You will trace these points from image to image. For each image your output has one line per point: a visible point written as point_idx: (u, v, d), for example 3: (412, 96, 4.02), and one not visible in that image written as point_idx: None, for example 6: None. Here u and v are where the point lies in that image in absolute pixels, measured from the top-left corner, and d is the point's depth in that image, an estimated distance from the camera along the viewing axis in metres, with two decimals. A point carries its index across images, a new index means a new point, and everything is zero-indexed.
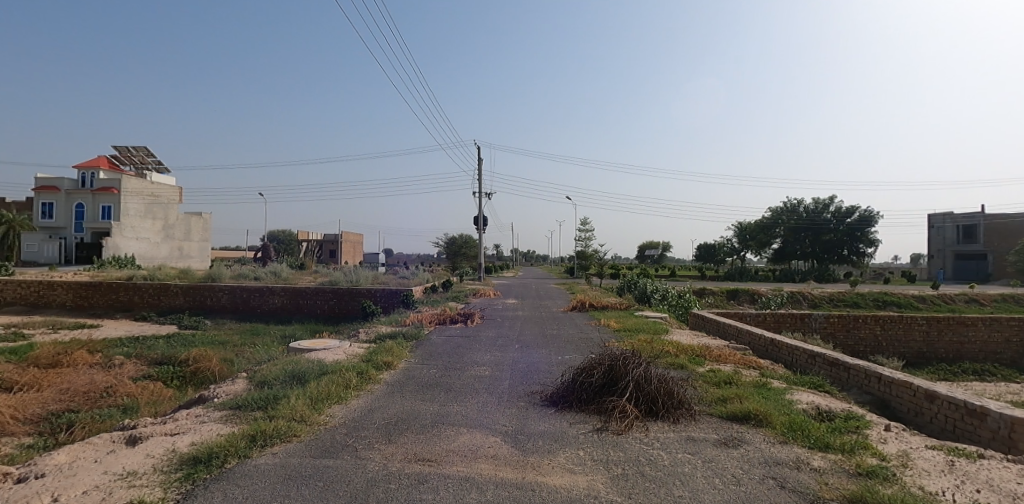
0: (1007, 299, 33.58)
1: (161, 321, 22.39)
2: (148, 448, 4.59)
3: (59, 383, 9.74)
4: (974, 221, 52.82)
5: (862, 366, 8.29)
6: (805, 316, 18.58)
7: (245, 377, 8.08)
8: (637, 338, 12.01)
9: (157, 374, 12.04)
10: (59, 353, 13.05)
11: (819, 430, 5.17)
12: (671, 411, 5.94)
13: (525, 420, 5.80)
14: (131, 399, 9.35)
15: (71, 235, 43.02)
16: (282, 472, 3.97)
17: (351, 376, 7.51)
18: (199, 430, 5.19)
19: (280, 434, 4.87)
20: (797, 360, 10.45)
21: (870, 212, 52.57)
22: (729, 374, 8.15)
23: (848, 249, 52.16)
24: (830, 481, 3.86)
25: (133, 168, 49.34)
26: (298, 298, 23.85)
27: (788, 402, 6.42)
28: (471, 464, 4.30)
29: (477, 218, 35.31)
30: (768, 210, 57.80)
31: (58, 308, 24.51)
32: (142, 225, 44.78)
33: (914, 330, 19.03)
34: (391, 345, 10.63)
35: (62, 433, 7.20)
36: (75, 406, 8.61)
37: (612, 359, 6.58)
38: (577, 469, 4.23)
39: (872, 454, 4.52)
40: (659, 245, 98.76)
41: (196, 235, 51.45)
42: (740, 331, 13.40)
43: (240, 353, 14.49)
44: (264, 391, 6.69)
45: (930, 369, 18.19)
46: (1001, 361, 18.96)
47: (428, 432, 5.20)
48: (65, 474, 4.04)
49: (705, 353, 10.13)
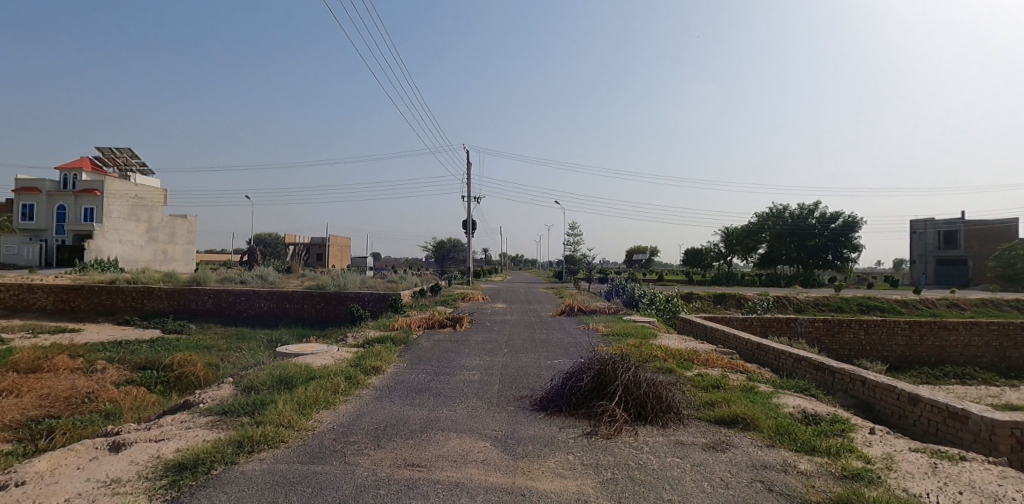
0: (987, 304, 34.28)
1: (145, 325, 22.03)
2: (133, 455, 4.52)
3: (39, 389, 9.52)
4: (954, 227, 53.69)
5: (848, 370, 8.39)
6: (792, 320, 18.79)
7: (232, 381, 7.94)
8: (626, 342, 12.06)
9: (141, 379, 11.85)
10: (39, 358, 12.78)
11: (805, 433, 5.24)
12: (659, 414, 5.98)
13: (514, 425, 5.80)
14: (114, 404, 9.19)
15: (52, 238, 42.18)
16: (270, 478, 3.93)
17: (340, 381, 7.46)
18: (184, 436, 5.10)
19: (267, 439, 4.82)
20: (783, 365, 10.58)
21: (854, 218, 53.43)
22: (717, 378, 8.24)
23: (833, 254, 53.11)
24: (818, 484, 3.90)
25: (116, 170, 48.55)
26: (285, 302, 23.58)
27: (775, 406, 6.51)
28: (461, 469, 4.28)
29: (466, 222, 35.16)
30: (754, 216, 58.61)
31: (38, 312, 24.03)
32: (125, 228, 44.01)
33: (897, 334, 19.27)
34: (380, 350, 10.57)
35: (41, 440, 7.07)
36: (57, 412, 8.44)
37: (602, 363, 6.59)
38: (567, 474, 4.23)
39: (857, 456, 4.60)
40: (647, 250, 100.09)
41: (182, 238, 50.74)
42: (728, 335, 13.53)
43: (226, 358, 14.30)
44: (250, 396, 6.61)
45: (913, 373, 18.53)
46: (981, 365, 19.40)
47: (417, 438, 5.17)
48: (48, 481, 3.96)
49: (693, 357, 10.22)
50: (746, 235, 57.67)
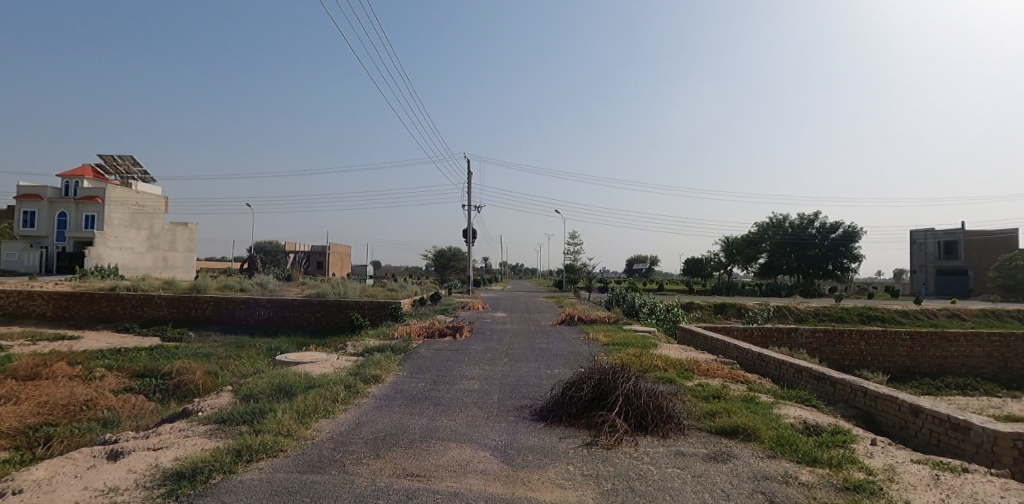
0: (988, 314, 34.25)
1: (145, 332, 21.96)
2: (131, 463, 4.51)
3: (37, 396, 9.49)
4: (954, 237, 53.92)
5: (849, 381, 8.37)
6: (793, 331, 18.73)
7: (230, 390, 7.90)
8: (626, 352, 11.99)
9: (140, 386, 11.81)
10: (37, 365, 12.73)
11: (807, 444, 5.21)
12: (660, 425, 5.95)
13: (514, 434, 5.78)
14: (112, 412, 9.15)
15: (53, 244, 42.25)
16: (268, 486, 3.92)
17: (339, 390, 7.43)
18: (183, 444, 5.09)
19: (266, 448, 4.80)
20: (784, 375, 10.53)
21: (854, 227, 53.53)
22: (717, 388, 8.19)
23: (833, 264, 53.11)
24: (819, 496, 3.87)
25: (118, 177, 48.77)
26: (285, 310, 23.54)
27: (776, 417, 6.47)
28: (460, 479, 4.26)
29: (466, 231, 35.15)
30: (754, 225, 58.59)
31: (38, 318, 24.01)
32: (126, 235, 44.05)
33: (898, 345, 19.21)
34: (380, 359, 10.52)
35: (40, 447, 7.05)
36: (55, 419, 8.40)
37: (602, 373, 6.57)
38: (567, 484, 4.21)
39: (859, 468, 4.56)
40: (647, 259, 100.54)
41: (182, 245, 50.76)
42: (728, 346, 13.46)
43: (225, 365, 14.25)
44: (249, 404, 6.59)
45: (915, 384, 18.43)
46: (983, 376, 19.33)
47: (417, 447, 5.14)
48: (46, 489, 3.95)
49: (694, 367, 10.18)
50: (746, 245, 57.58)
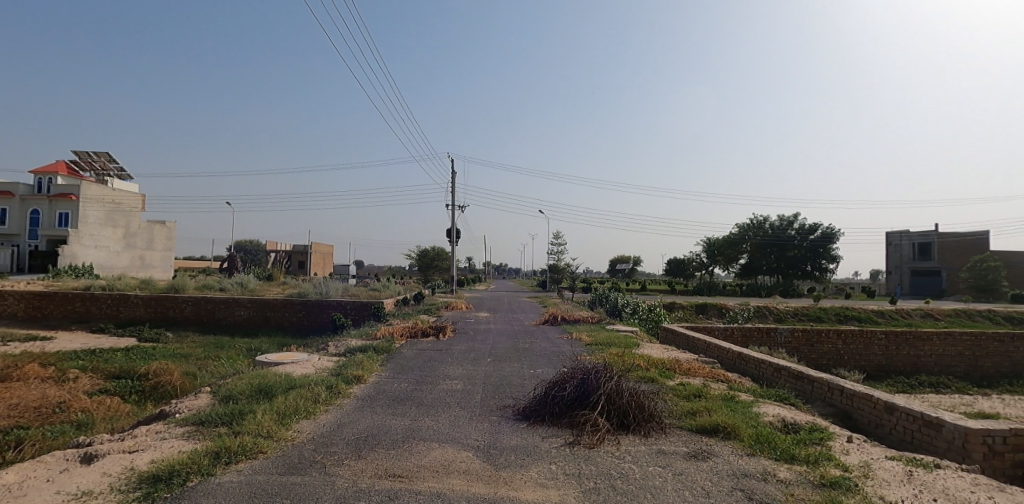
0: (960, 314, 35.23)
1: (120, 332, 21.47)
2: (105, 466, 4.41)
3: (7, 398, 9.24)
4: (928, 238, 55.38)
5: (826, 379, 8.56)
6: (772, 330, 19.05)
7: (209, 391, 7.76)
8: (609, 352, 12.06)
9: (115, 388, 11.54)
10: (6, 366, 12.37)
11: (784, 442, 5.32)
12: (642, 423, 6.03)
13: (497, 434, 5.79)
14: (86, 415, 8.94)
15: (24, 243, 41.10)
16: (248, 489, 3.88)
17: (320, 390, 7.36)
18: (159, 446, 5.00)
19: (245, 450, 4.74)
20: (763, 374, 10.72)
21: (831, 229, 54.80)
22: (697, 387, 8.30)
23: (811, 265, 54.24)
24: (797, 492, 3.97)
25: (93, 175, 47.63)
26: (265, 310, 23.21)
27: (755, 415, 6.58)
28: (443, 479, 4.26)
29: (450, 231, 35.06)
30: (735, 226, 59.47)
31: (8, 319, 23.34)
32: (102, 233, 43.00)
33: (873, 344, 19.66)
34: (362, 359, 10.43)
35: (10, 451, 6.87)
36: (25, 422, 8.17)
37: (585, 373, 6.63)
38: (549, 483, 4.24)
39: (835, 465, 4.68)
40: (630, 260, 101.40)
41: (160, 244, 49.76)
42: (709, 345, 13.62)
43: (204, 366, 14.03)
44: (228, 406, 6.50)
45: (889, 382, 18.89)
46: (955, 374, 19.90)
47: (399, 448, 5.13)
48: (17, 493, 3.86)
49: (675, 366, 10.29)
50: (727, 245, 58.39)
